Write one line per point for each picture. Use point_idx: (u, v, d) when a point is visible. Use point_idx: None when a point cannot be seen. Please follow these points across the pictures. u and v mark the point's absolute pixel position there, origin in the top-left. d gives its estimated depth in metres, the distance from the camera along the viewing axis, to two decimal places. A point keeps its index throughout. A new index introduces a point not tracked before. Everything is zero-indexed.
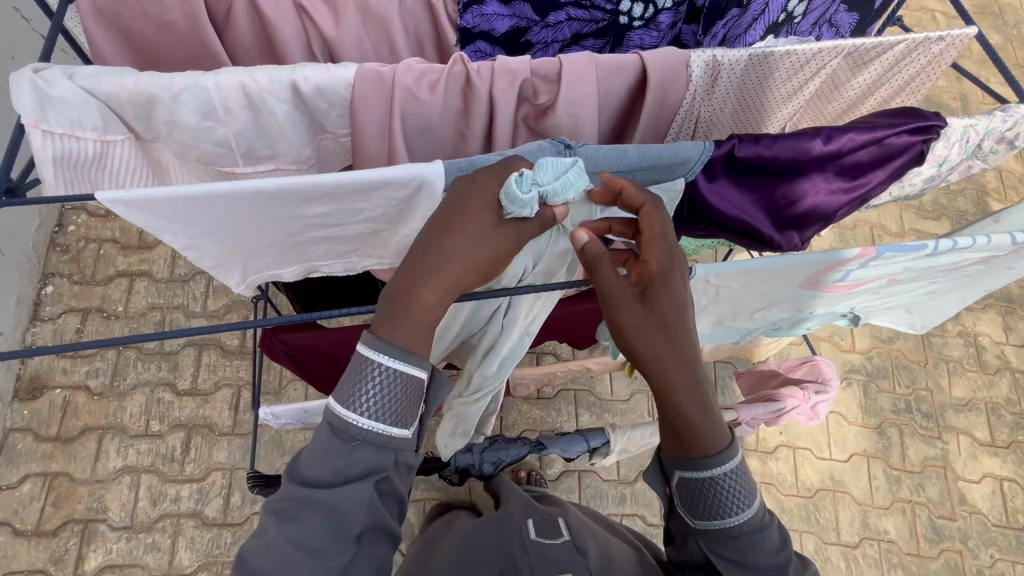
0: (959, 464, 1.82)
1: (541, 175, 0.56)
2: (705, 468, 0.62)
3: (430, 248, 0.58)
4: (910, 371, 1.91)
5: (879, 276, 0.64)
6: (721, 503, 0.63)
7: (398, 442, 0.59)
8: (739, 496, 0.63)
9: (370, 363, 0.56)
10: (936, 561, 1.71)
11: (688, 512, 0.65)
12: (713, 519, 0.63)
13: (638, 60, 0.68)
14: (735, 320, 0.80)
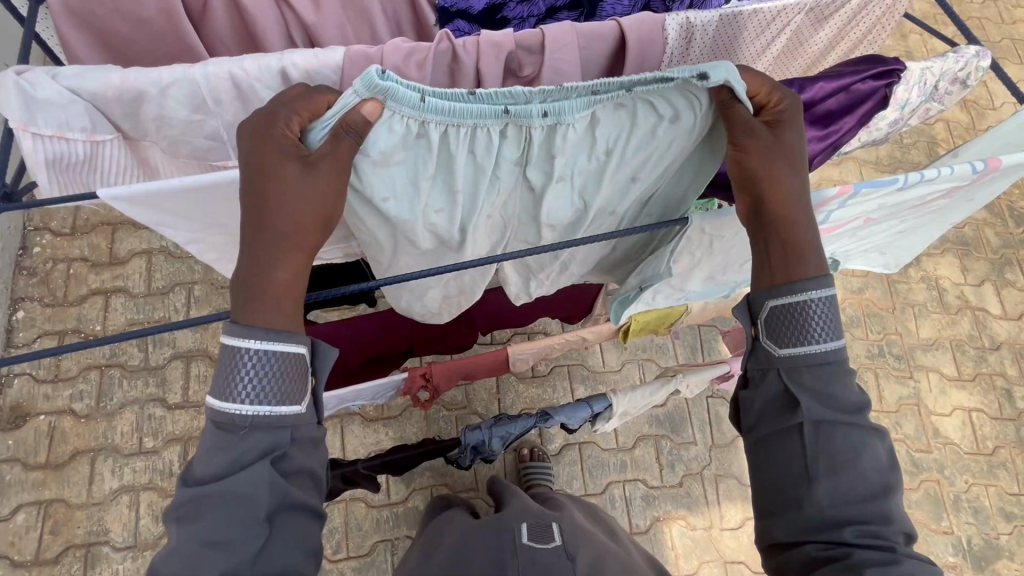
0: (932, 400, 1.94)
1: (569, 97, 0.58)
2: (801, 289, 0.63)
3: (256, 222, 0.56)
4: (880, 318, 2.01)
5: (856, 215, 0.69)
6: (811, 326, 0.64)
7: (291, 418, 0.57)
8: (827, 325, 0.64)
9: (238, 351, 0.55)
10: (917, 492, 1.83)
11: (772, 342, 0.66)
12: (798, 346, 0.64)
13: (616, 27, 0.70)
14: (726, 273, 0.91)
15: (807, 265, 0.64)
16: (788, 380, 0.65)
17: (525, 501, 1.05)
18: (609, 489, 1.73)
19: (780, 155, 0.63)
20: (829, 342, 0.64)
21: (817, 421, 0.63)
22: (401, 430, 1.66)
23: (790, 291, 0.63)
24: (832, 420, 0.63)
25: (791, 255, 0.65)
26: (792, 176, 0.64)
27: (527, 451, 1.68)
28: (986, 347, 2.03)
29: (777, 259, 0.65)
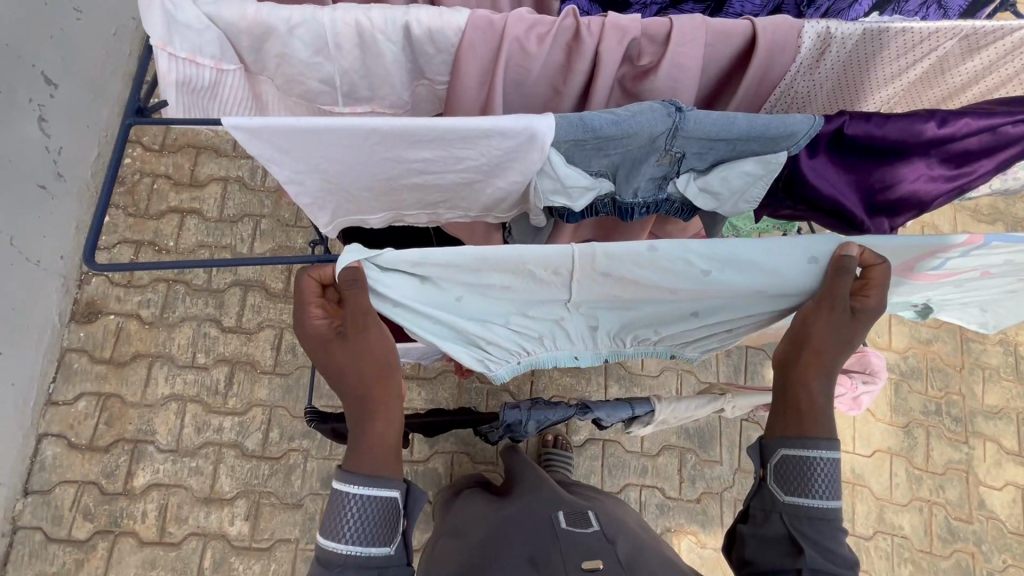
0: (985, 470, 1.83)
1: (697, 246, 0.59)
2: (811, 446, 0.64)
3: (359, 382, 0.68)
4: (944, 374, 1.89)
5: (974, 267, 0.64)
6: (814, 483, 0.64)
7: (382, 558, 0.67)
8: (834, 482, 0.65)
9: (344, 496, 0.67)
10: (947, 560, 1.74)
11: (779, 487, 0.66)
12: (803, 498, 0.64)
13: (749, 27, 0.67)
14: None
15: (818, 426, 0.65)
16: (793, 526, 0.64)
17: (558, 492, 1.06)
18: (625, 490, 1.72)
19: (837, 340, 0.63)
20: (833, 502, 0.63)
21: (814, 570, 0.61)
22: (433, 393, 1.70)
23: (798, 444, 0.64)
24: (828, 571, 0.61)
25: (801, 415, 0.66)
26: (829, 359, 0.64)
27: (552, 437, 1.69)
28: None
29: (789, 410, 0.66)
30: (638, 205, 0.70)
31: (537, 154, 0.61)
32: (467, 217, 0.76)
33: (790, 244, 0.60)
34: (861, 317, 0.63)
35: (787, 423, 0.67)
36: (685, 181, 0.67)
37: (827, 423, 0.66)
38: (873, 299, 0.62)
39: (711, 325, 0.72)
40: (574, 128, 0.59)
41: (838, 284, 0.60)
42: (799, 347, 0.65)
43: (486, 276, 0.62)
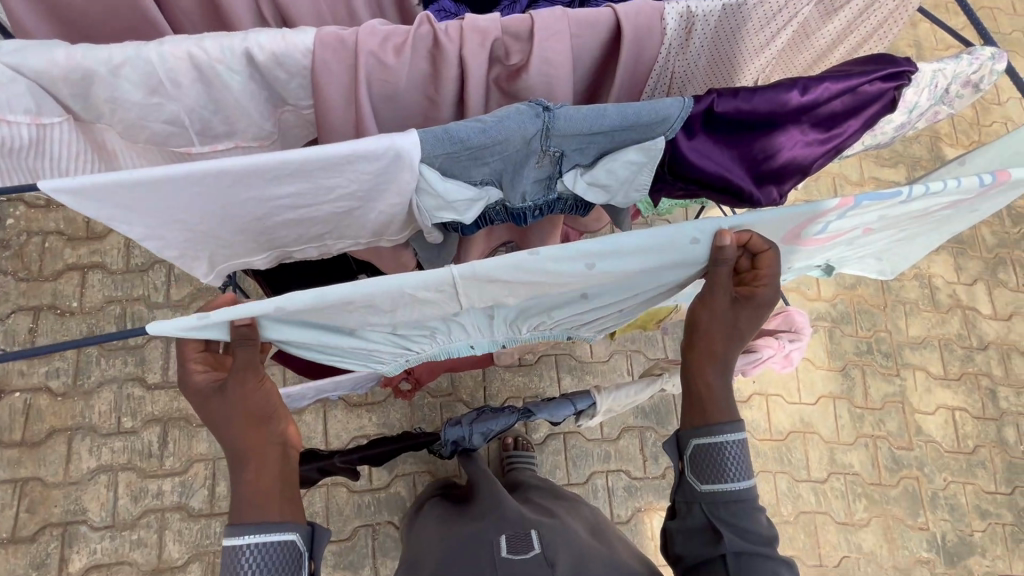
0: (918, 397, 1.95)
1: (585, 245, 0.56)
2: (716, 433, 0.69)
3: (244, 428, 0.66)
4: (871, 314, 2.00)
5: (855, 225, 0.66)
6: (726, 468, 0.70)
7: None
8: (744, 460, 0.71)
9: (234, 548, 0.64)
10: (896, 489, 1.85)
11: (696, 477, 0.71)
12: (716, 484, 0.70)
13: (611, 14, 0.65)
14: None
15: (721, 412, 0.70)
16: (710, 515, 0.70)
17: (512, 503, 1.03)
18: (592, 478, 1.73)
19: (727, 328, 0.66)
20: (743, 481, 0.69)
21: (737, 551, 0.67)
22: (384, 417, 1.65)
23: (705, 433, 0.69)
24: (746, 550, 0.67)
25: (702, 404, 0.71)
26: (722, 346, 0.68)
27: (512, 440, 1.67)
28: (974, 347, 2.03)
29: (693, 402, 0.71)
30: (530, 208, 0.68)
31: (407, 172, 0.57)
32: (359, 244, 0.72)
33: (676, 230, 0.58)
34: (751, 303, 0.65)
35: (693, 412, 0.72)
36: (572, 177, 0.65)
37: (728, 405, 0.70)
38: (762, 287, 0.64)
39: (607, 304, 0.72)
40: (441, 142, 0.56)
41: (720, 273, 0.62)
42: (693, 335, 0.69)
43: (360, 308, 0.57)
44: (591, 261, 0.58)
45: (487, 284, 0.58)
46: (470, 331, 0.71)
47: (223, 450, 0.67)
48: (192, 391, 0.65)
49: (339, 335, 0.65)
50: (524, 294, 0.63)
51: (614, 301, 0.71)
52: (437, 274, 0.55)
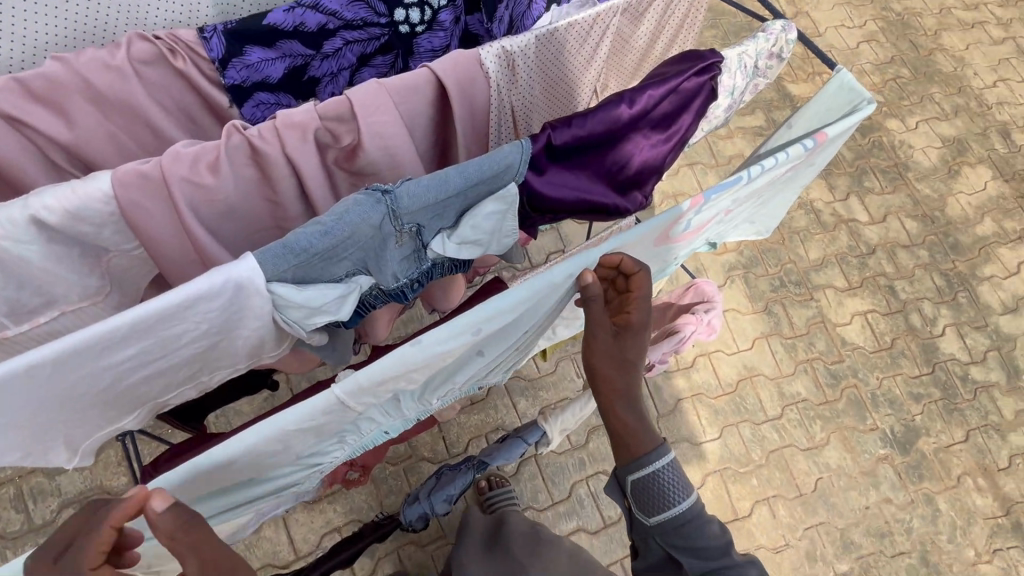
0: (834, 313, 2.11)
1: (466, 318, 0.53)
2: (645, 466, 0.72)
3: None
4: (774, 251, 2.15)
5: (714, 212, 0.69)
6: (665, 496, 0.72)
7: None
8: (679, 477, 0.73)
9: None
10: (841, 401, 1.99)
11: (642, 512, 0.74)
12: (663, 514, 0.72)
13: (429, 72, 0.64)
14: None
15: (645, 444, 0.73)
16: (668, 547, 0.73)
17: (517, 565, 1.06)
18: (574, 490, 1.72)
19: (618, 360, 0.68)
20: (683, 505, 0.72)
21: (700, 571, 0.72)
22: (348, 505, 1.54)
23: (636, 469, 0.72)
24: (706, 565, 0.72)
25: (626, 437, 0.73)
26: (622, 379, 0.70)
27: (485, 481, 1.63)
28: (865, 253, 2.22)
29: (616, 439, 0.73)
30: (407, 284, 0.65)
31: (257, 297, 0.53)
32: (238, 372, 0.66)
33: (552, 272, 0.57)
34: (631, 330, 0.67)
35: (622, 449, 0.74)
36: (440, 243, 0.63)
37: (649, 432, 0.73)
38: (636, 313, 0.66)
39: (512, 352, 0.70)
40: (282, 258, 0.52)
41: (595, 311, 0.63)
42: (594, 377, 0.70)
43: (247, 458, 0.52)
44: (477, 330, 0.55)
45: (377, 389, 0.54)
46: (380, 422, 0.65)
47: None
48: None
49: (245, 490, 0.60)
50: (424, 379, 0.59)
51: (516, 348, 0.69)
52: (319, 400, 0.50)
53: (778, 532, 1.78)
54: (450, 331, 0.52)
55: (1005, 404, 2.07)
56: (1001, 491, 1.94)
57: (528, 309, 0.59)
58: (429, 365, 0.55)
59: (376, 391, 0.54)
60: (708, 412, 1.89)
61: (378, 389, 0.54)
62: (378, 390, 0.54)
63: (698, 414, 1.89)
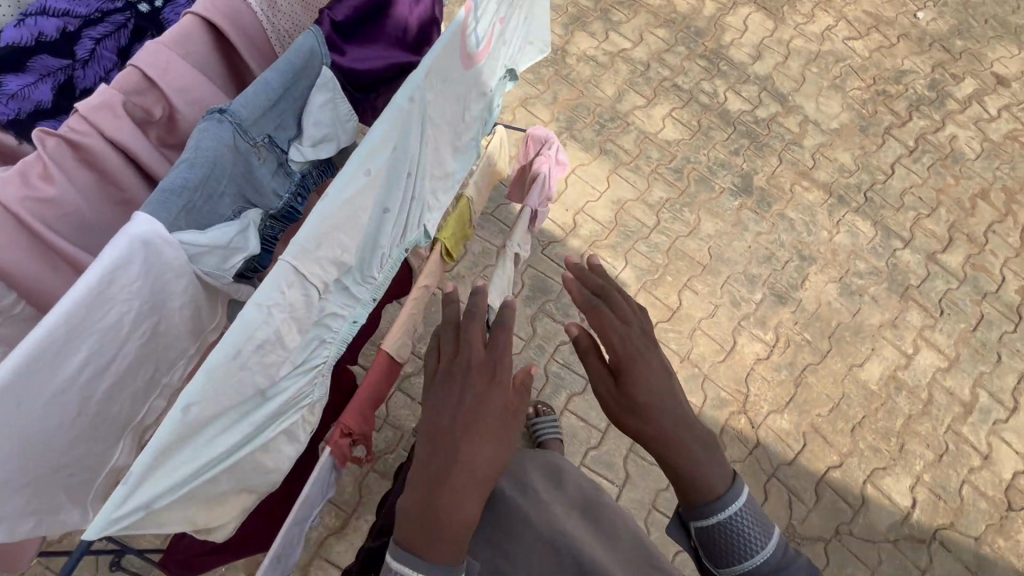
0: (650, 125, 2.45)
1: (352, 163, 0.64)
2: (713, 515, 0.80)
3: (453, 431, 0.76)
4: (581, 105, 2.43)
5: (490, 23, 0.82)
6: (741, 545, 0.79)
7: None
8: (757, 531, 0.80)
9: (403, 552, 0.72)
10: (692, 185, 2.36)
11: (713, 560, 0.81)
12: (735, 566, 0.80)
13: (191, 20, 0.72)
14: (466, 138, 0.91)
15: (711, 491, 0.81)
16: None
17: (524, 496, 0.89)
18: (549, 371, 1.89)
19: (633, 413, 0.83)
20: (755, 556, 0.79)
21: None
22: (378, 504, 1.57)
23: (700, 517, 0.80)
24: None
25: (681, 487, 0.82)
26: (653, 426, 0.82)
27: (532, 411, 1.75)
28: (645, 69, 2.58)
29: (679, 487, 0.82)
30: (290, 201, 0.74)
31: (169, 249, 0.59)
32: (194, 355, 0.72)
33: (396, 102, 0.68)
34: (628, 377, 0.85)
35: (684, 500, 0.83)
36: (295, 149, 0.72)
37: (716, 482, 0.81)
38: (620, 362, 0.86)
39: (413, 202, 0.80)
40: (164, 202, 0.58)
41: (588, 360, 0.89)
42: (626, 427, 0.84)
43: (237, 368, 0.61)
44: (361, 171, 0.66)
45: (311, 253, 0.64)
46: (343, 311, 0.75)
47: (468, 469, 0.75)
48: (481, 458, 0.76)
49: (259, 412, 0.68)
50: (351, 242, 0.69)
51: (416, 199, 0.80)
52: (269, 282, 0.60)
53: (706, 302, 2.12)
54: (342, 180, 0.64)
55: (790, 123, 2.59)
56: (820, 182, 2.46)
57: (397, 146, 0.70)
58: (341, 216, 0.66)
59: (311, 254, 0.64)
60: (608, 251, 2.15)
61: (309, 249, 0.64)
62: (315, 254, 0.65)
63: (602, 257, 2.14)
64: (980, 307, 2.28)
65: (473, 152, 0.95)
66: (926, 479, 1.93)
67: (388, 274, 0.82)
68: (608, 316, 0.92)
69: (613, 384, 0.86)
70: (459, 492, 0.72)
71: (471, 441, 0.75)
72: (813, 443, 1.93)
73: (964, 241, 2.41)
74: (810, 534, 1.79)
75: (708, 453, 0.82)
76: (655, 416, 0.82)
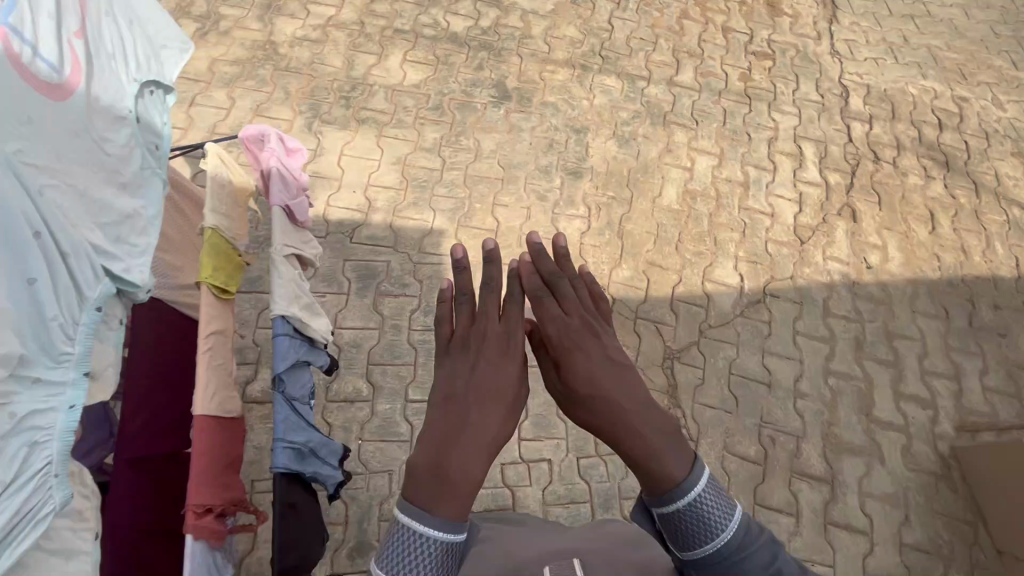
0: (392, 78, 2.45)
1: None
2: (674, 494, 0.73)
3: (469, 397, 0.78)
4: (317, 90, 2.36)
5: (53, 51, 0.93)
6: (710, 525, 0.72)
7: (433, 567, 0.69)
8: (721, 509, 0.74)
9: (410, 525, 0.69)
10: (457, 113, 2.42)
11: (682, 543, 0.75)
12: (701, 549, 0.72)
13: None
14: (120, 170, 1.03)
15: (670, 477, 0.74)
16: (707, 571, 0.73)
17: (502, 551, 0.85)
18: (412, 342, 1.93)
19: (580, 397, 0.82)
20: (723, 536, 0.72)
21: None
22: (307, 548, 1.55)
23: (661, 494, 0.74)
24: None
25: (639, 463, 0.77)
26: (604, 411, 0.80)
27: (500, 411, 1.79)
28: (361, 28, 2.54)
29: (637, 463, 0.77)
30: None
31: None
32: None
33: None
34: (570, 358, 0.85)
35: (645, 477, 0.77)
36: None
37: (681, 462, 0.76)
38: (565, 354, 0.86)
39: (65, 272, 0.87)
40: None
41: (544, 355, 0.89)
42: (575, 399, 0.83)
43: None
44: None
45: None
46: (38, 402, 0.83)
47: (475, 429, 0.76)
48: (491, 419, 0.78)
49: None
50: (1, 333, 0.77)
51: (69, 267, 0.88)
52: None
53: (517, 208, 2.24)
54: None
55: (513, 20, 2.73)
56: (561, 61, 2.66)
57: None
58: None
59: None
60: (412, 208, 2.17)
61: None
62: None
63: (409, 218, 2.15)
64: (720, 105, 2.68)
65: (148, 188, 1.12)
66: (742, 254, 2.30)
67: (83, 351, 0.90)
68: (552, 306, 0.91)
69: (559, 368, 0.85)
70: (473, 450, 0.73)
71: (485, 407, 0.77)
72: (652, 274, 2.19)
73: (687, 58, 2.78)
74: (683, 345, 2.07)
75: (667, 428, 0.78)
76: (598, 403, 0.80)
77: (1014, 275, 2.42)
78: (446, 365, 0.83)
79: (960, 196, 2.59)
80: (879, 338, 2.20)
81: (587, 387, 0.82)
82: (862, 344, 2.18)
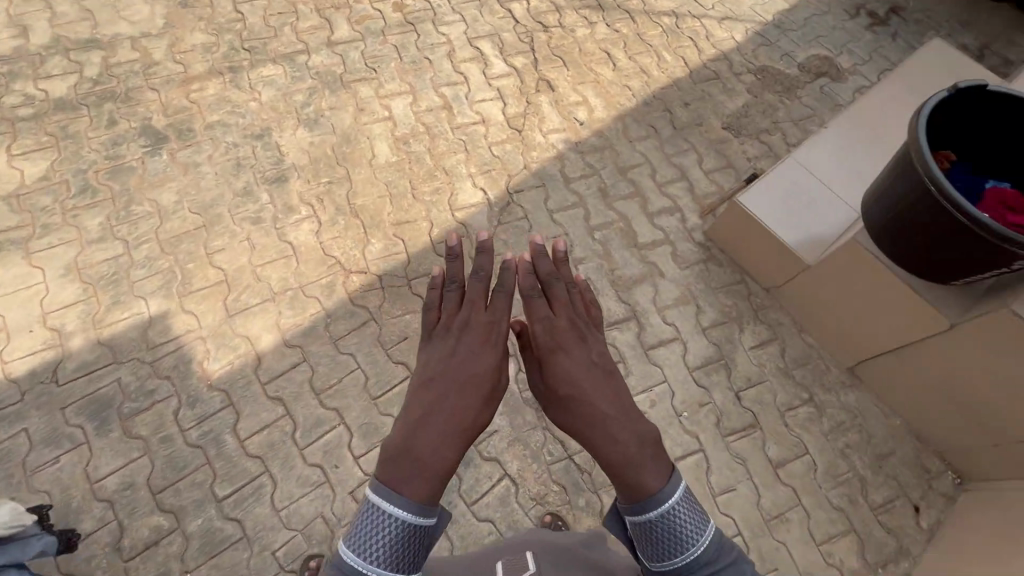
0: (9, 186, 2.03)
1: None
2: (647, 501, 0.87)
3: (447, 386, 0.93)
4: None
5: None
6: (679, 534, 0.86)
7: (411, 536, 0.81)
8: (694, 524, 0.87)
9: (381, 512, 0.81)
10: (114, 182, 2.08)
11: (654, 554, 0.87)
12: (676, 559, 0.86)
13: None
14: None
15: (642, 484, 0.88)
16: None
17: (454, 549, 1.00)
18: (192, 441, 1.70)
19: (558, 397, 0.98)
20: (695, 545, 0.85)
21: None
22: None
23: (633, 498, 0.88)
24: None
25: (611, 466, 0.91)
26: (607, 405, 0.96)
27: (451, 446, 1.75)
28: None
29: (609, 466, 0.92)
30: None
31: None
32: None
33: None
34: (558, 351, 1.02)
35: (617, 479, 0.91)
36: None
37: (654, 466, 0.90)
38: (553, 353, 1.02)
39: None
40: None
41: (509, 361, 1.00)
42: (551, 398, 0.99)
43: None
44: None
45: None
46: None
47: (445, 418, 0.90)
48: (462, 398, 0.92)
49: None
50: None
51: None
52: None
53: (235, 243, 2.03)
54: None
55: (127, 54, 2.36)
56: (205, 72, 2.38)
57: None
58: None
59: None
60: (116, 309, 1.87)
61: None
62: None
63: (118, 321, 1.85)
64: (387, 43, 2.61)
65: None
66: (474, 170, 2.34)
67: None
68: (535, 298, 1.09)
69: (544, 365, 1.01)
70: (446, 434, 0.88)
71: (461, 395, 0.93)
72: (403, 233, 2.14)
73: (334, 13, 2.65)
74: None
75: (637, 423, 0.94)
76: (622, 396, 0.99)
77: (687, 72, 2.79)
78: (429, 353, 0.99)
79: (621, 28, 2.88)
80: (616, 177, 2.41)
81: (576, 391, 0.97)
82: (606, 189, 2.37)
